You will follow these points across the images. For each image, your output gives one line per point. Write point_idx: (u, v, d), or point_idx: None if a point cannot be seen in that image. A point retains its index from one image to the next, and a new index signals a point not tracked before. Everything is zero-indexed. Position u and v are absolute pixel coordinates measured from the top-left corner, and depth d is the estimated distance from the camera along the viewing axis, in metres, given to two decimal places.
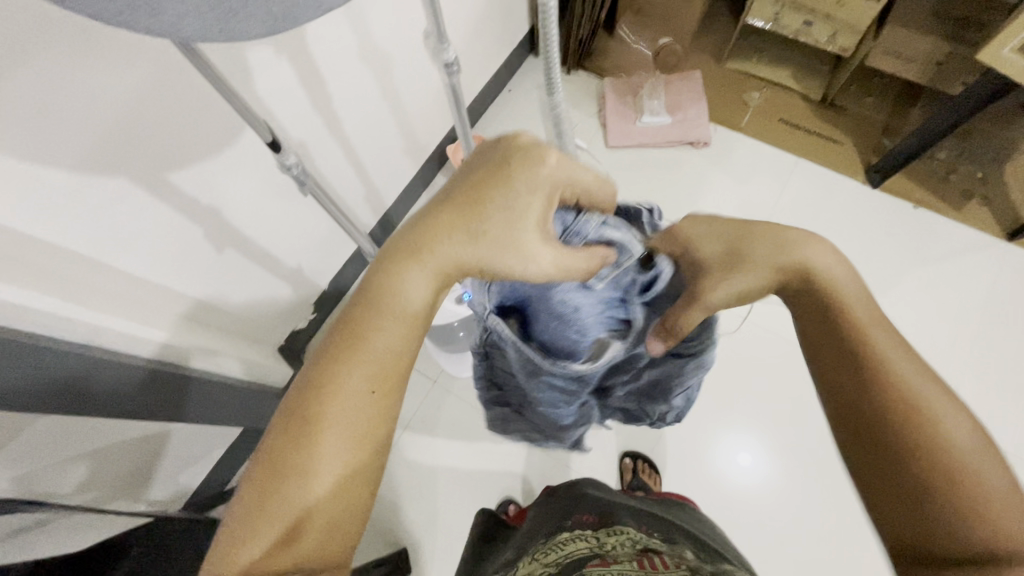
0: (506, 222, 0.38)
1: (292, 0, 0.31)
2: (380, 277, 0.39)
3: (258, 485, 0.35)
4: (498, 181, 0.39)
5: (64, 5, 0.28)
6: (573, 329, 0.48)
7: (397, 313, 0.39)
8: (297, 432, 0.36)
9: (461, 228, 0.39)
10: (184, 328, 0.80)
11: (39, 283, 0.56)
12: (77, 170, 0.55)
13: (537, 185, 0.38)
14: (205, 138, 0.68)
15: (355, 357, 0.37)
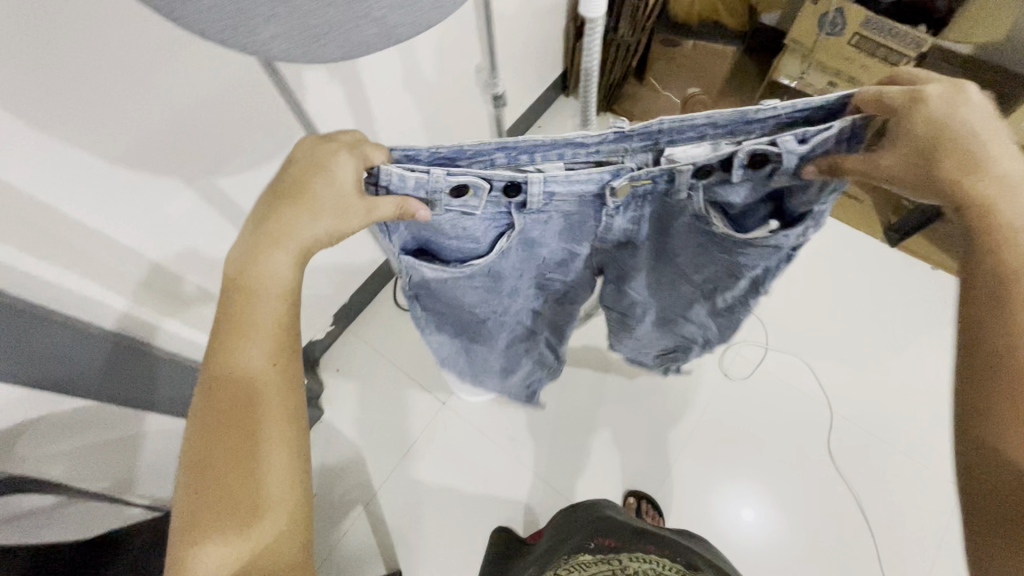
0: (328, 195, 0.41)
1: (367, 28, 0.35)
2: (241, 282, 0.43)
3: (199, 487, 0.43)
4: (295, 188, 0.42)
5: (173, 21, 0.31)
6: (461, 242, 0.48)
7: (260, 314, 0.44)
8: (211, 430, 0.43)
9: (292, 219, 0.42)
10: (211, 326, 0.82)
11: (82, 267, 0.60)
12: (140, 168, 0.59)
13: (336, 162, 0.41)
14: (257, 147, 0.72)
15: (234, 353, 0.43)
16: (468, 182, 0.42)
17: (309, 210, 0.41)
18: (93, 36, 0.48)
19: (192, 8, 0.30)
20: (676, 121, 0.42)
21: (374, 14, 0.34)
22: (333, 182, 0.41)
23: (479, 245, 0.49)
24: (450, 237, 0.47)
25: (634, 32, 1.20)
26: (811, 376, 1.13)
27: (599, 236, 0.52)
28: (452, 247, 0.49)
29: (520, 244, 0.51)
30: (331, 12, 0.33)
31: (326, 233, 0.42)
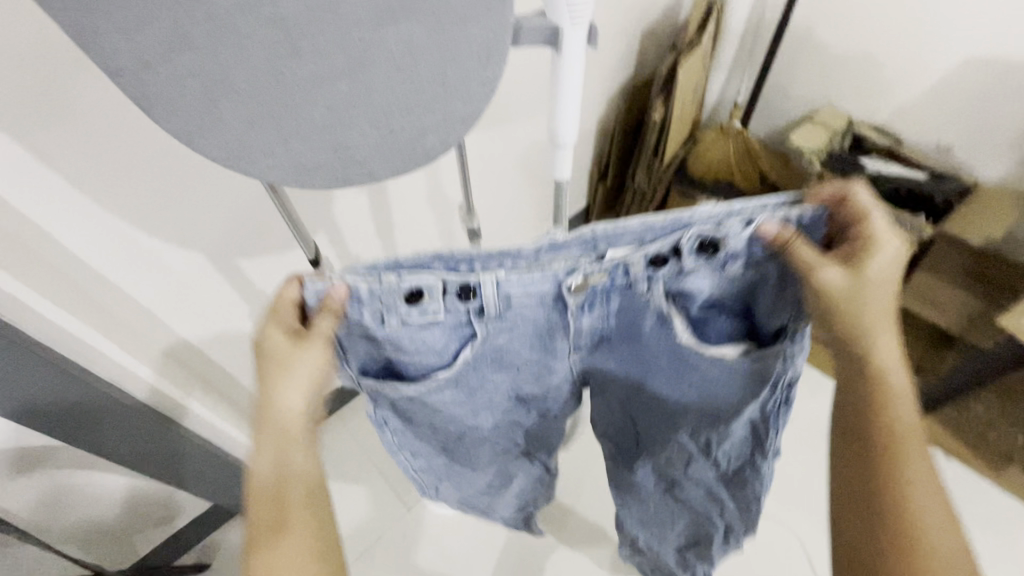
0: (279, 356, 0.47)
1: (351, 169, 0.43)
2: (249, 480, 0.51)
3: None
4: (261, 359, 0.49)
5: (192, 148, 0.38)
6: (425, 353, 0.50)
7: (259, 491, 0.50)
8: (265, 527, 0.49)
9: (275, 389, 0.49)
10: (202, 391, 0.87)
11: (97, 321, 0.67)
12: (176, 243, 0.69)
13: (276, 323, 0.47)
14: (279, 237, 0.81)
15: (281, 452, 0.51)
16: (419, 285, 0.44)
17: (275, 385, 0.49)
18: (150, 141, 0.58)
19: (207, 142, 0.37)
20: (608, 228, 0.45)
21: (358, 160, 0.42)
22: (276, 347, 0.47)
23: (443, 348, 0.50)
24: (406, 345, 0.48)
25: (649, 181, 1.30)
26: (805, 556, 1.04)
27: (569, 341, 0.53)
28: (410, 355, 0.49)
29: (485, 357, 0.52)
30: (320, 155, 0.41)
31: (297, 394, 0.49)
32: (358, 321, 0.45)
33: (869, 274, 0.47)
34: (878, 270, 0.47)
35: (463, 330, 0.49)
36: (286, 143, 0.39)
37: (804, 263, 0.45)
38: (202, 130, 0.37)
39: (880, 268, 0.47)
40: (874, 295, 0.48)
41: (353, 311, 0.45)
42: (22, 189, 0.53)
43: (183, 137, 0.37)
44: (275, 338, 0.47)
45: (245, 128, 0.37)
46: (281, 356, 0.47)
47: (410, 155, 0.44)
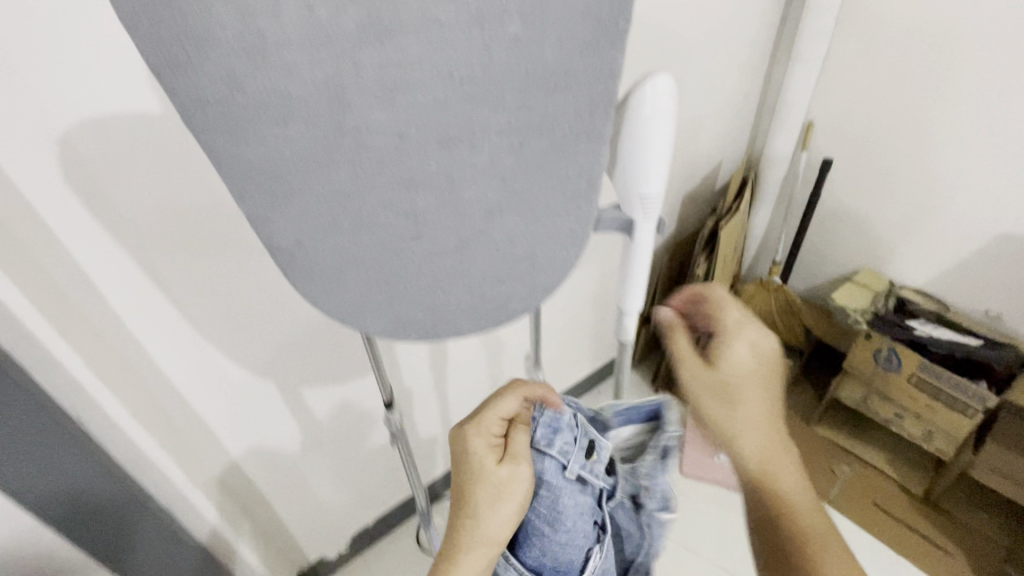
0: (482, 472, 0.56)
1: (439, 327, 0.48)
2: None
3: None
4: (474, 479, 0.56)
5: (312, 302, 0.44)
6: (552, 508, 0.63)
7: None
8: None
9: (479, 514, 0.55)
10: (238, 519, 0.86)
11: (161, 433, 0.70)
12: (252, 371, 0.74)
13: (481, 448, 0.57)
14: (343, 371, 0.86)
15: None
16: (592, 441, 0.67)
17: (483, 508, 0.55)
18: (252, 279, 0.66)
19: (326, 299, 0.44)
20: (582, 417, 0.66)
21: (447, 320, 0.47)
22: (489, 465, 0.57)
23: (579, 529, 0.65)
24: (564, 517, 0.64)
25: None
26: None
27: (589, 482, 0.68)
28: (555, 540, 0.64)
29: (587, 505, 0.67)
30: (416, 314, 0.46)
31: (508, 519, 0.56)
32: (543, 474, 0.63)
33: (731, 361, 0.60)
34: (738, 354, 0.60)
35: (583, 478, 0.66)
36: (390, 304, 0.45)
37: (684, 353, 0.62)
38: (325, 290, 0.43)
39: (742, 351, 0.60)
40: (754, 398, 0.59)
41: (543, 466, 0.63)
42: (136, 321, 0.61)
43: (308, 294, 0.43)
44: (485, 453, 0.57)
45: (360, 290, 0.44)
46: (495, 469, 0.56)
47: (492, 318, 0.49)
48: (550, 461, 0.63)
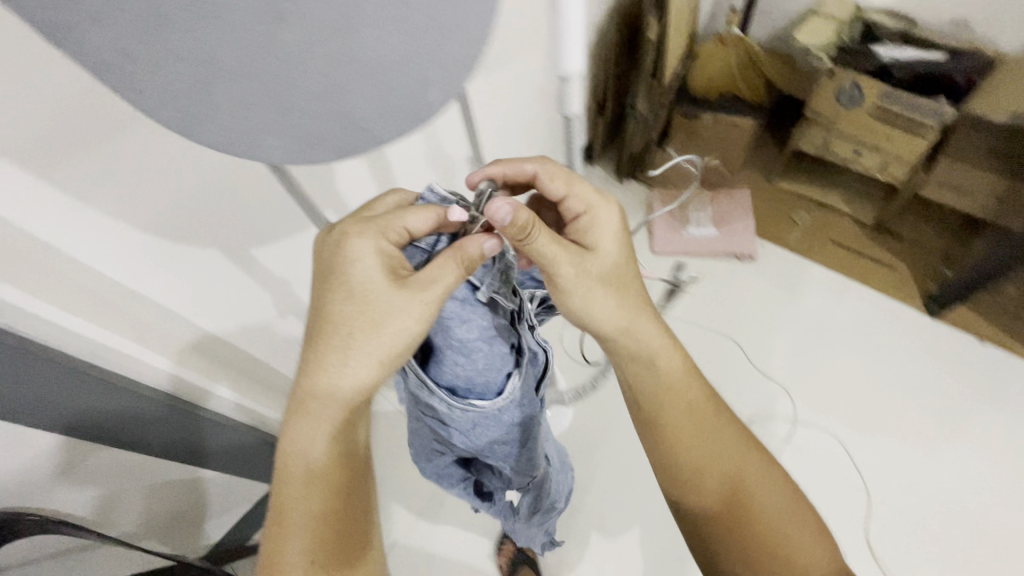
0: (387, 276, 0.48)
1: (358, 138, 0.41)
2: (282, 457, 0.51)
3: (315, 535, 0.51)
4: (369, 285, 0.48)
5: (190, 137, 0.36)
6: (455, 379, 0.53)
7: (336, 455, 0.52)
8: (336, 495, 0.52)
9: (372, 300, 0.48)
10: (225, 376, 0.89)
11: (119, 325, 0.65)
12: (188, 242, 0.68)
13: (382, 254, 0.49)
14: (282, 224, 0.80)
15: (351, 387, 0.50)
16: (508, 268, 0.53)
17: (376, 321, 0.48)
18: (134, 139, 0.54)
19: (204, 127, 0.36)
20: None
21: (362, 126, 0.40)
22: (376, 286, 0.48)
23: (488, 387, 0.54)
24: (475, 356, 0.52)
25: (651, 108, 1.23)
26: (845, 455, 1.07)
27: (467, 368, 0.52)
28: (455, 372, 0.53)
29: (468, 393, 0.54)
30: (321, 126, 0.39)
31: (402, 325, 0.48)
32: (454, 305, 0.52)
33: None
34: None
35: (463, 371, 0.53)
36: (284, 116, 0.37)
37: None
38: (196, 116, 0.35)
39: None
40: (602, 293, 0.56)
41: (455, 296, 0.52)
42: (85, 251, 0.56)
43: (179, 125, 0.35)
44: (374, 250, 0.48)
45: (239, 107, 0.36)
46: (387, 264, 0.49)
47: (415, 114, 0.42)
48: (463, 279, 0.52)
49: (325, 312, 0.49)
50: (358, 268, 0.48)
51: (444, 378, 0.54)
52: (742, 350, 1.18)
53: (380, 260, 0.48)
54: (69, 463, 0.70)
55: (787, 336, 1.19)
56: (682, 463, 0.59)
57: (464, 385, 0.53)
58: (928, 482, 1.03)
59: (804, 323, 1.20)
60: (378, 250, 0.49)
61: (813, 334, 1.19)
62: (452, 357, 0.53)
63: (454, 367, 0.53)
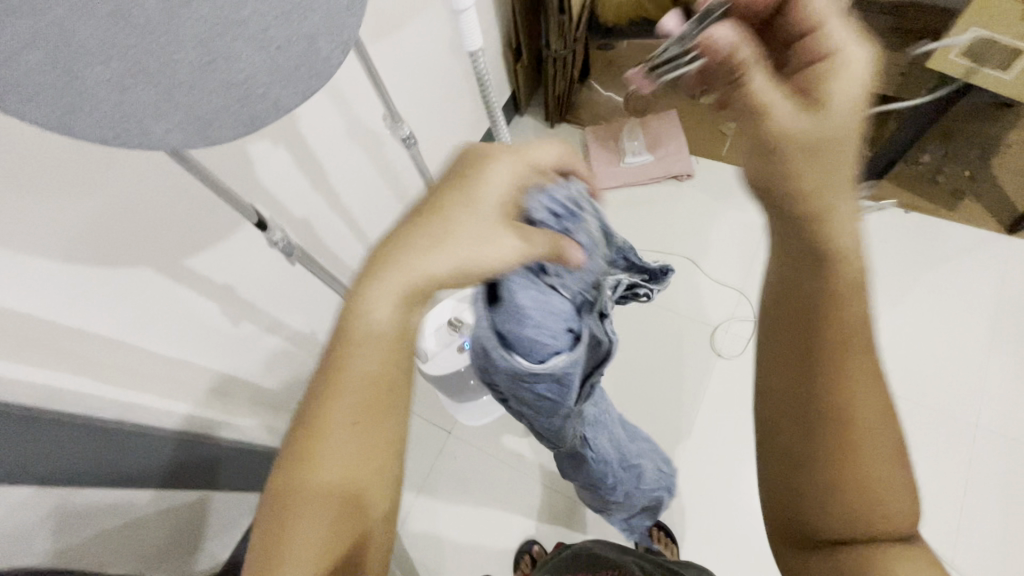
0: (474, 193, 0.41)
1: (256, 107, 0.39)
2: (328, 363, 0.40)
3: (324, 500, 0.40)
4: (462, 188, 0.41)
5: (70, 136, 0.33)
6: (497, 327, 0.51)
7: (369, 396, 0.40)
8: (365, 452, 0.41)
9: (455, 217, 0.40)
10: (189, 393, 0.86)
11: (55, 361, 0.63)
12: (112, 263, 0.65)
13: (489, 184, 0.41)
14: (211, 228, 0.77)
15: (410, 315, 0.40)
16: (588, 244, 0.50)
17: (450, 237, 0.40)
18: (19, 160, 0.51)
19: (83, 122, 0.33)
20: None
21: (257, 93, 0.38)
22: (462, 214, 0.40)
23: (538, 346, 0.52)
24: (525, 316, 0.50)
25: (565, 44, 1.23)
26: None
27: (517, 318, 0.50)
28: (505, 323, 0.51)
29: (509, 349, 0.52)
30: (214, 99, 0.36)
31: (461, 263, 0.39)
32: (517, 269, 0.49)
33: None
34: None
35: (504, 325, 0.51)
36: (169, 96, 0.35)
37: None
38: (71, 110, 0.32)
39: None
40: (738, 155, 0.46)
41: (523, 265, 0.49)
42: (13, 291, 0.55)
43: (54, 123, 0.32)
44: (489, 175, 0.42)
45: (117, 91, 0.33)
46: (478, 192, 0.41)
47: (310, 71, 0.40)
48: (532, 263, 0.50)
49: (434, 203, 0.41)
50: (461, 191, 0.41)
51: (493, 326, 0.52)
52: (695, 264, 1.23)
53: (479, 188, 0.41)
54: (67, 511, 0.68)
55: (734, 242, 1.24)
56: (828, 360, 0.41)
57: (511, 338, 0.51)
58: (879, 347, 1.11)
59: (748, 227, 1.25)
60: (489, 173, 0.42)
61: (758, 236, 1.24)
62: (500, 311, 0.51)
63: (501, 317, 0.51)
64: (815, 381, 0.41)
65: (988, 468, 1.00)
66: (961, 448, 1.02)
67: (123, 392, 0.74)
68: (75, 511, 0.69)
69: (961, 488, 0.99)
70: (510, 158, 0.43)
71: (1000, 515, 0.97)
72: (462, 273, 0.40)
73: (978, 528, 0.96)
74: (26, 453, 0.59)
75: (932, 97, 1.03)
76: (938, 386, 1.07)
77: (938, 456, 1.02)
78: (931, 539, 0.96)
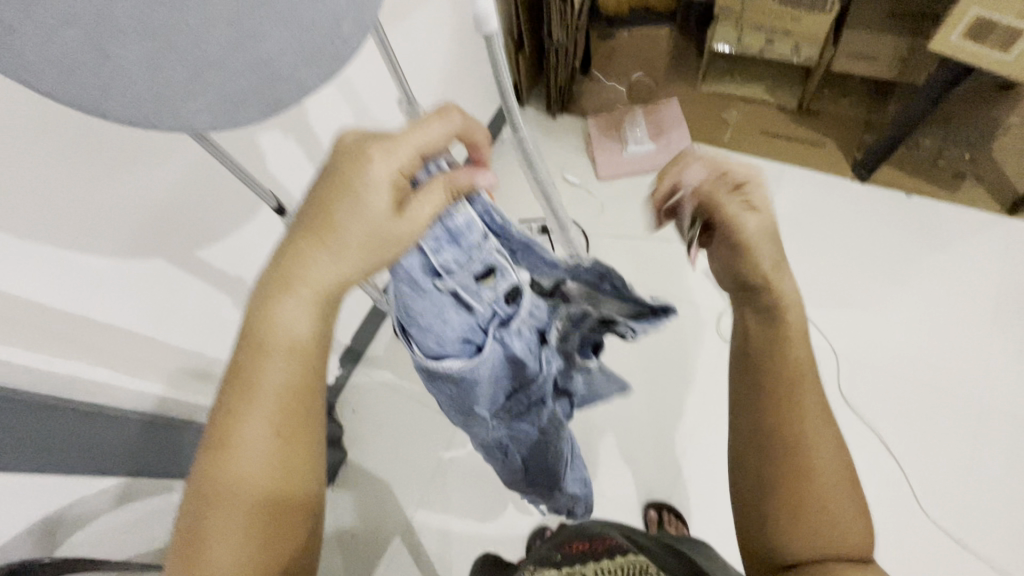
0: (368, 170, 0.42)
1: (280, 88, 0.39)
2: (248, 328, 0.43)
3: (226, 434, 0.43)
4: (349, 171, 0.42)
5: (103, 116, 0.34)
6: (419, 317, 0.49)
7: (288, 350, 0.43)
8: (290, 392, 0.44)
9: (358, 192, 0.42)
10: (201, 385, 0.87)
11: (66, 352, 0.63)
12: (124, 254, 0.65)
13: (390, 156, 0.42)
14: (222, 218, 0.77)
15: (329, 266, 0.43)
16: (493, 265, 0.49)
17: (343, 217, 0.43)
18: (32, 147, 0.51)
19: (116, 101, 0.34)
20: None
21: (282, 74, 0.38)
22: (375, 192, 0.42)
23: (450, 335, 0.50)
24: (437, 304, 0.48)
25: (567, 34, 1.23)
26: (809, 324, 1.15)
27: (432, 309, 0.48)
28: (424, 310, 0.48)
29: (428, 342, 0.50)
30: (241, 80, 0.37)
31: (368, 243, 0.43)
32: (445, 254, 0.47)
33: None
34: None
35: (410, 314, 0.49)
36: (198, 76, 0.35)
37: None
38: (104, 90, 0.33)
39: None
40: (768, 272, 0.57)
41: (444, 254, 0.47)
42: (25, 282, 0.56)
43: (88, 105, 0.33)
44: (390, 155, 0.42)
45: (149, 71, 0.34)
46: (376, 162, 0.42)
47: (333, 52, 0.40)
48: (448, 249, 0.47)
49: (339, 169, 0.43)
50: (367, 166, 0.42)
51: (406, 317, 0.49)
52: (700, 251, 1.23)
53: (395, 160, 0.42)
54: (73, 499, 0.69)
55: None
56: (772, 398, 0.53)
57: (425, 330, 0.50)
58: (885, 330, 1.12)
59: None
60: (387, 149, 0.42)
61: None
62: (418, 291, 0.48)
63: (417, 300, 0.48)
64: (770, 419, 0.53)
65: (992, 445, 1.01)
66: (967, 427, 1.03)
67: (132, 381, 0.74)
68: (75, 506, 0.70)
69: (967, 466, 1.01)
70: (406, 145, 0.42)
71: (1004, 492, 0.98)
72: (379, 241, 0.43)
73: (983, 506, 0.98)
74: (37, 441, 0.59)
75: (934, 79, 1.03)
76: (943, 367, 1.08)
77: (942, 435, 1.03)
78: (937, 516, 0.97)
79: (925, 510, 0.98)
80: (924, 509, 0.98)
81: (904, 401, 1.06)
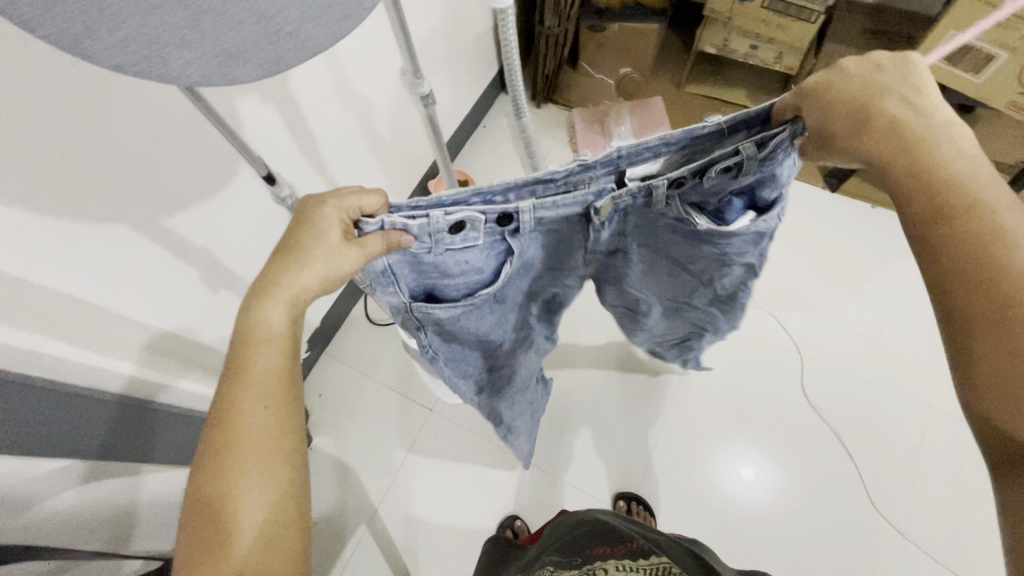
0: (314, 225, 0.44)
1: (284, 46, 0.36)
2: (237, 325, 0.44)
3: (225, 423, 0.43)
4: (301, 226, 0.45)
5: (87, 59, 0.31)
6: (429, 278, 0.49)
7: (270, 342, 0.44)
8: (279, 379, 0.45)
9: (311, 234, 0.44)
10: (162, 363, 0.82)
11: (20, 321, 0.58)
12: (86, 219, 0.60)
13: (331, 210, 0.44)
14: (195, 186, 0.72)
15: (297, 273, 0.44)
16: (461, 219, 0.44)
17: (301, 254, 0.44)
18: None
19: (102, 42, 0.30)
20: None
21: (287, 31, 0.35)
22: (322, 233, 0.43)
23: (467, 279, 0.50)
24: (447, 267, 0.48)
25: (559, 22, 1.21)
26: (776, 324, 1.19)
27: (443, 271, 0.49)
28: (430, 273, 0.48)
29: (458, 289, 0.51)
30: (242, 32, 0.34)
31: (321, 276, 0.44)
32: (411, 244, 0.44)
33: None
34: None
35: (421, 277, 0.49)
36: (196, 23, 0.32)
37: None
38: (90, 28, 0.30)
39: None
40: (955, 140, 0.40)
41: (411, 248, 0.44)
42: None
43: (71, 44, 0.30)
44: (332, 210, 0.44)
45: (142, 11, 0.30)
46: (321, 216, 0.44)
47: (343, 12, 0.37)
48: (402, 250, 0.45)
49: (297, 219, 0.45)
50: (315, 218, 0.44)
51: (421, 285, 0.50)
52: None
53: (333, 216, 0.44)
54: (16, 482, 0.63)
55: None
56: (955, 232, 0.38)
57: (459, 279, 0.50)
58: (847, 333, 1.18)
59: None
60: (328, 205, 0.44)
61: None
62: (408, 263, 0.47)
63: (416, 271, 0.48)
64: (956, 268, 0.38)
65: (936, 445, 1.08)
66: (916, 428, 1.10)
67: (92, 358, 0.68)
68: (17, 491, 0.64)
69: (914, 464, 1.07)
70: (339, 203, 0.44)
71: (946, 488, 1.05)
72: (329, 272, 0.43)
73: (927, 501, 1.04)
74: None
75: None
76: (896, 371, 1.14)
77: (893, 433, 1.09)
78: (885, 510, 1.03)
79: (876, 504, 1.04)
80: (874, 503, 1.04)
81: (860, 402, 1.12)
